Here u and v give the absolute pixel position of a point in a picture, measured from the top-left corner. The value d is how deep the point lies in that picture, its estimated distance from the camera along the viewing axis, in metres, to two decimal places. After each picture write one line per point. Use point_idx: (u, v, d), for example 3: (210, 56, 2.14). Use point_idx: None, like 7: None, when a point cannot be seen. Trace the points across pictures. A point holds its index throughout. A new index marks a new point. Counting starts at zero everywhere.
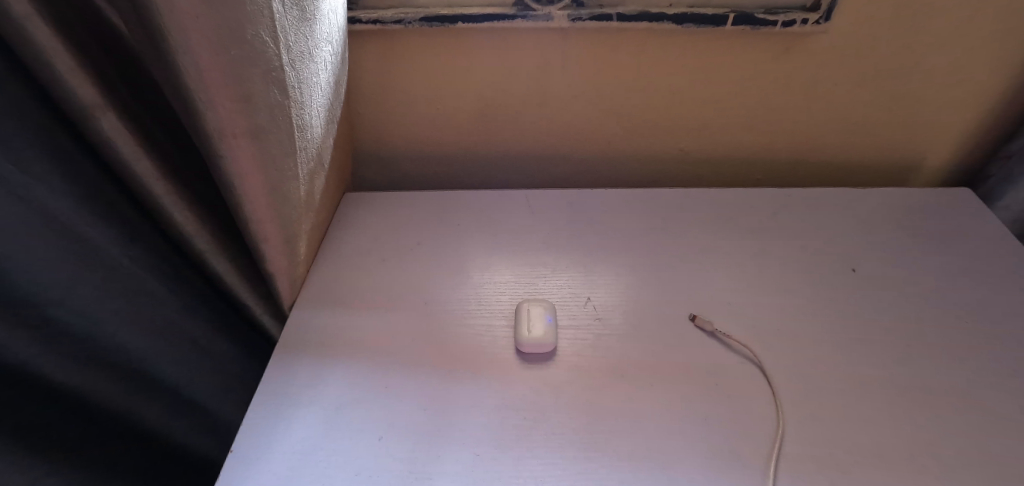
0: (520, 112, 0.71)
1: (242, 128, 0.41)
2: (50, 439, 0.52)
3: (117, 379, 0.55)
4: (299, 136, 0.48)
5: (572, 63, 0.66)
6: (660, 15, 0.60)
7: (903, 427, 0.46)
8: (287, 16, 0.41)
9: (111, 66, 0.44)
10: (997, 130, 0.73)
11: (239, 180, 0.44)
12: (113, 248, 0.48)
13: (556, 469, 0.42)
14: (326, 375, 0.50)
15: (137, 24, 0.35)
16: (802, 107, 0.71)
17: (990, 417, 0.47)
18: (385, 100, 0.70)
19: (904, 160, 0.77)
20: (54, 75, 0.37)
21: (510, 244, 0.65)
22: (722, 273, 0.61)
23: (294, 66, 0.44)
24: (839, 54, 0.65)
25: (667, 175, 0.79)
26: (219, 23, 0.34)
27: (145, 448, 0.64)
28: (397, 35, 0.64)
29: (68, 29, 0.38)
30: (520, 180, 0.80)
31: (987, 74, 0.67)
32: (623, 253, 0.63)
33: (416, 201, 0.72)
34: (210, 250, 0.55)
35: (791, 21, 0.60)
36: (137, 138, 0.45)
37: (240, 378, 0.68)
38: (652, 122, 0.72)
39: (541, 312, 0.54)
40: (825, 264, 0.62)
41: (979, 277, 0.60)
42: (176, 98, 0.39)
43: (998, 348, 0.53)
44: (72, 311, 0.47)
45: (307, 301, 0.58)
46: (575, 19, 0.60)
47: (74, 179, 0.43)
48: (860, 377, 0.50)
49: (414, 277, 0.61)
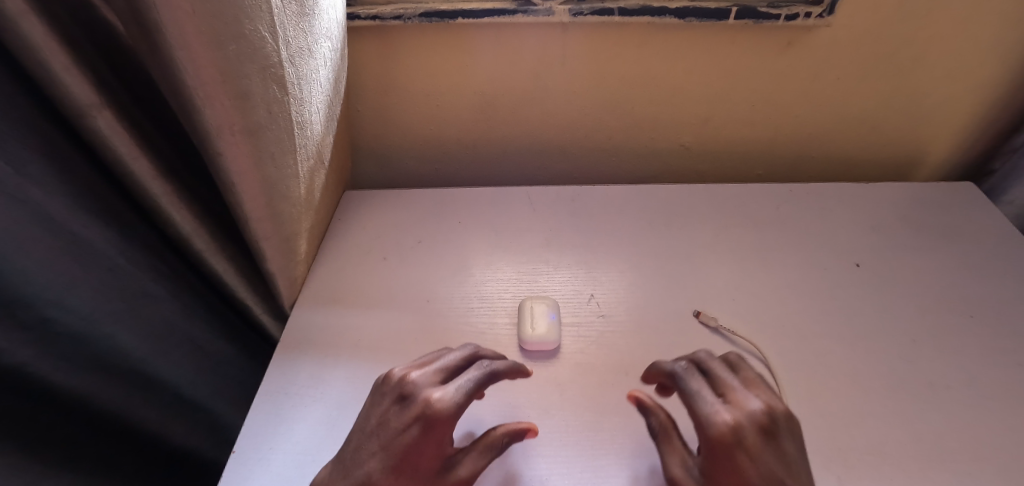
0: (521, 109, 0.71)
1: (239, 125, 0.40)
2: (45, 440, 0.51)
3: (116, 382, 0.54)
4: (299, 134, 0.48)
5: (573, 58, 0.65)
6: (662, 9, 0.59)
7: (910, 422, 0.46)
8: (285, 11, 0.40)
9: (106, 64, 0.43)
10: (1000, 124, 0.73)
11: (238, 178, 0.43)
12: (109, 249, 0.48)
13: (562, 468, 0.42)
14: (328, 374, 0.50)
15: (133, 20, 0.34)
16: (804, 102, 0.70)
17: (996, 412, 0.47)
18: (385, 97, 0.70)
19: (906, 155, 0.77)
20: (47, 74, 0.36)
21: (512, 240, 0.64)
22: (725, 268, 0.61)
23: (293, 62, 0.43)
24: (842, 49, 0.65)
25: (669, 170, 0.79)
26: (214, 18, 0.34)
27: (142, 451, 0.63)
28: (396, 31, 0.63)
29: (62, 26, 0.37)
30: (521, 177, 0.80)
31: (992, 67, 0.66)
32: (625, 249, 0.63)
33: (416, 198, 0.71)
34: (209, 250, 0.55)
35: (793, 15, 0.60)
36: (134, 138, 0.44)
37: (238, 378, 0.68)
38: (653, 118, 0.72)
39: (544, 309, 0.53)
40: (829, 259, 0.62)
41: (984, 272, 0.60)
42: (173, 96, 0.39)
43: (1004, 341, 0.53)
44: (69, 313, 0.46)
45: (308, 301, 0.57)
46: (576, 14, 0.60)
47: (68, 179, 0.43)
48: (865, 372, 0.50)
49: (415, 274, 0.60)
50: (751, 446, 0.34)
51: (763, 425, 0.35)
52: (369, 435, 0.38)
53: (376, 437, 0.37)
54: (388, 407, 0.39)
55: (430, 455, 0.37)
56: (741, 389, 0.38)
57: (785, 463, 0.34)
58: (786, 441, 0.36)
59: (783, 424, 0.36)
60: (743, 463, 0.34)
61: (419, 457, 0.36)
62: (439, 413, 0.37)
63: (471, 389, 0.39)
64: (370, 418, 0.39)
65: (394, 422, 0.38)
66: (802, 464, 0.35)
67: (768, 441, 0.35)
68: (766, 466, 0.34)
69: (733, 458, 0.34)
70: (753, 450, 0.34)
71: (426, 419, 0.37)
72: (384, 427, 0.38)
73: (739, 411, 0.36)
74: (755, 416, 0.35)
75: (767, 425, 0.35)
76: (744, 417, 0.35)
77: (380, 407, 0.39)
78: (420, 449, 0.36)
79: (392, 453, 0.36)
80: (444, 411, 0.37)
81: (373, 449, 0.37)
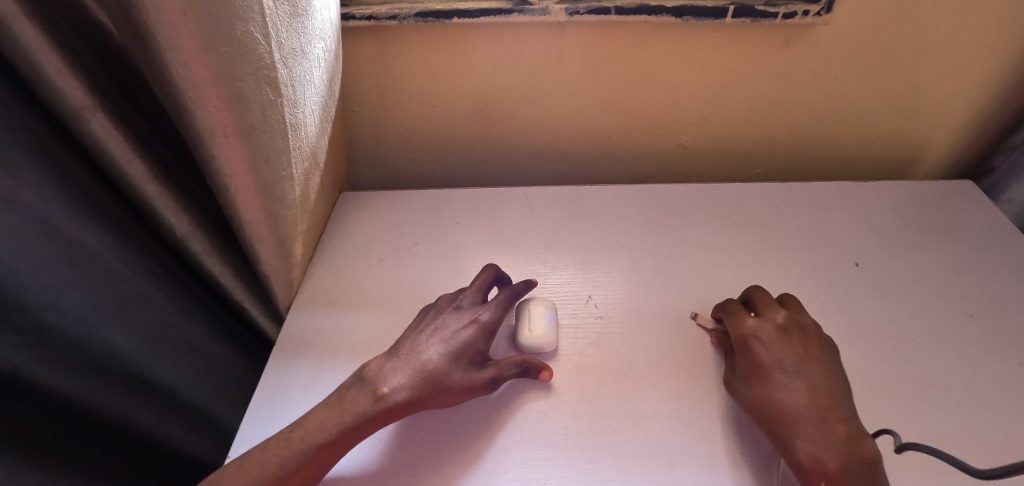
0: (518, 109, 0.71)
1: (233, 126, 0.40)
2: (42, 444, 0.51)
3: (113, 385, 0.54)
4: (293, 135, 0.47)
5: (570, 58, 0.65)
6: (659, 9, 0.59)
7: (909, 423, 0.46)
8: (277, 12, 0.40)
9: (100, 65, 0.42)
10: (1000, 123, 0.72)
11: (232, 180, 0.43)
12: (106, 252, 0.47)
13: (560, 470, 0.42)
14: (325, 377, 0.49)
15: (125, 21, 0.34)
16: (802, 100, 0.70)
17: (996, 413, 0.46)
18: (381, 98, 0.69)
19: (904, 154, 0.77)
20: (39, 74, 0.36)
21: (509, 241, 0.64)
22: (723, 268, 0.60)
23: (286, 63, 0.43)
24: (840, 47, 0.64)
25: (667, 170, 0.79)
26: (205, 18, 0.33)
27: (140, 455, 0.62)
28: (391, 31, 0.63)
29: (53, 27, 0.37)
30: (519, 177, 0.80)
31: (991, 65, 0.66)
32: (623, 249, 0.63)
33: (412, 199, 0.71)
34: (205, 252, 0.55)
35: (791, 13, 0.59)
36: (128, 139, 0.44)
37: (237, 380, 0.68)
38: (650, 117, 0.72)
39: (543, 311, 0.52)
40: (828, 258, 0.62)
41: (984, 271, 0.60)
42: (166, 97, 0.38)
43: (1003, 340, 0.52)
44: (64, 317, 0.46)
45: (304, 303, 0.57)
46: (573, 13, 0.59)
47: (63, 182, 0.42)
48: (865, 372, 0.50)
49: (411, 276, 0.60)
50: (766, 338, 0.46)
51: (781, 326, 0.47)
52: (429, 331, 0.48)
53: (437, 331, 0.48)
54: (444, 314, 0.49)
55: (478, 347, 0.47)
56: (776, 306, 0.49)
57: (796, 351, 0.45)
58: (809, 342, 0.46)
59: (805, 331, 0.47)
60: (757, 348, 0.46)
61: (470, 347, 0.46)
62: (488, 317, 0.49)
63: (506, 302, 0.50)
64: (428, 321, 0.49)
65: (452, 323, 0.48)
66: (819, 356, 0.45)
67: (784, 336, 0.46)
68: (777, 350, 0.45)
69: (750, 344, 0.46)
70: (768, 339, 0.46)
71: (477, 321, 0.48)
72: (442, 326, 0.48)
73: (764, 318, 0.48)
74: (774, 321, 0.47)
75: (786, 327, 0.47)
76: (766, 321, 0.48)
77: (436, 314, 0.50)
78: (471, 341, 0.47)
79: (452, 342, 0.47)
80: (490, 315, 0.49)
81: (435, 339, 0.47)
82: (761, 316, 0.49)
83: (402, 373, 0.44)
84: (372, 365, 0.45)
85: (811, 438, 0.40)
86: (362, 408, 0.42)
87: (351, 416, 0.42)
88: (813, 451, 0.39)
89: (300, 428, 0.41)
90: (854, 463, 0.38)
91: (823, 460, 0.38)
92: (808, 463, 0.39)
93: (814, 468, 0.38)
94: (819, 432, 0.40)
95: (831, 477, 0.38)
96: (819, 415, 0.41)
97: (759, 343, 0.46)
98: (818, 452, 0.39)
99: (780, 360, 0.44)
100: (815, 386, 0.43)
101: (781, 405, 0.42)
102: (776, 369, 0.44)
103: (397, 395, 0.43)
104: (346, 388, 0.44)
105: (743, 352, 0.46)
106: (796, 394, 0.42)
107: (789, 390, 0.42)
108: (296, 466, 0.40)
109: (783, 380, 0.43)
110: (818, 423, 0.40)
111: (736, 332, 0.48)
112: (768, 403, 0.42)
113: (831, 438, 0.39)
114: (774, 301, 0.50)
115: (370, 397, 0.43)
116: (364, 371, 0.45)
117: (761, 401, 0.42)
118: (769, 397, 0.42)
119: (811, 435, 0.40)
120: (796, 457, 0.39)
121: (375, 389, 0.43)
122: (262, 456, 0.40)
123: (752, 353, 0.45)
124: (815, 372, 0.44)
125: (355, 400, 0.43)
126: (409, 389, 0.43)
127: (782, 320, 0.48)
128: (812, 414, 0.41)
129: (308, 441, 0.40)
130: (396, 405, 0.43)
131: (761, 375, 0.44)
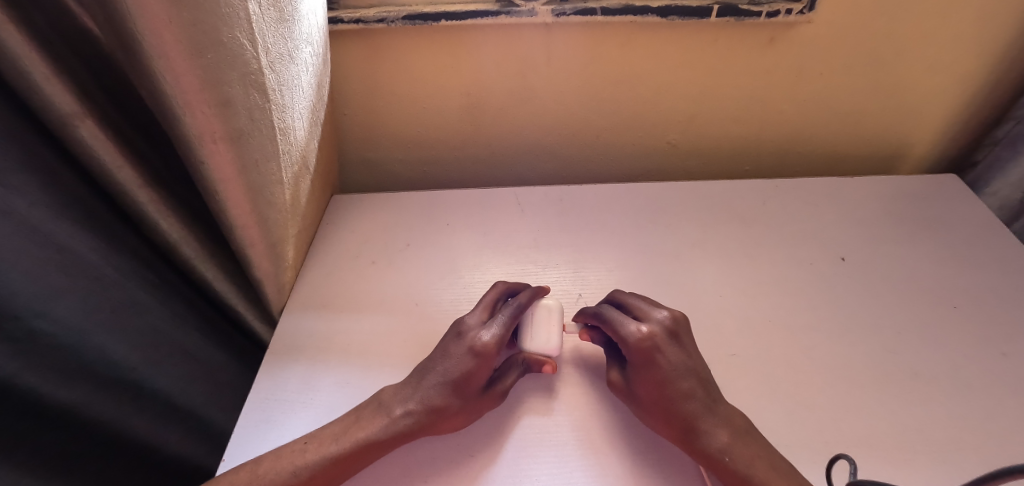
0: (507, 110, 0.71)
1: (222, 131, 0.40)
2: (35, 454, 0.50)
3: (107, 392, 0.53)
4: (282, 140, 0.48)
5: (558, 57, 0.65)
6: (645, 9, 0.59)
7: (893, 415, 0.46)
8: (264, 17, 0.40)
9: (87, 71, 0.42)
10: (983, 116, 0.73)
11: (221, 184, 0.43)
12: (96, 259, 0.47)
13: (555, 468, 0.43)
14: (317, 380, 0.50)
15: (110, 26, 0.34)
16: (788, 97, 0.71)
17: (978, 402, 0.47)
18: (371, 99, 0.70)
19: (889, 149, 0.78)
20: (26, 83, 0.36)
21: (499, 241, 0.64)
22: (712, 266, 0.61)
23: (273, 67, 0.43)
24: (824, 44, 0.65)
25: (656, 168, 0.79)
26: (191, 25, 0.33)
27: (132, 462, 0.62)
28: (379, 34, 0.63)
29: (39, 33, 0.37)
30: (509, 177, 0.80)
31: (973, 60, 0.67)
32: (612, 247, 0.63)
33: (404, 202, 0.71)
34: (199, 258, 0.55)
35: (775, 12, 0.60)
36: (117, 145, 0.44)
37: (230, 384, 0.67)
38: (638, 116, 0.72)
39: (547, 316, 0.51)
40: (816, 253, 0.62)
41: (968, 265, 0.60)
42: (154, 103, 0.38)
43: (986, 330, 0.53)
44: (58, 325, 0.46)
45: (297, 306, 0.57)
46: (560, 14, 0.60)
47: (52, 190, 0.42)
48: (852, 364, 0.50)
49: (404, 278, 0.60)
50: (663, 343, 0.46)
51: (669, 329, 0.47)
52: (436, 358, 0.47)
53: (443, 360, 0.46)
54: (449, 340, 0.48)
55: (479, 374, 0.45)
56: (653, 308, 0.49)
57: (684, 352, 0.46)
58: (686, 339, 0.48)
59: (682, 330, 0.48)
60: (656, 355, 0.45)
61: (472, 372, 0.45)
62: (488, 344, 0.46)
63: (509, 322, 0.48)
64: (437, 348, 0.48)
65: (454, 348, 0.47)
66: (697, 352, 0.47)
67: (673, 338, 0.47)
68: (671, 354, 0.45)
69: (647, 351, 0.45)
70: (662, 343, 0.46)
71: (477, 346, 0.46)
72: (445, 354, 0.47)
73: (652, 322, 0.47)
74: (661, 324, 0.47)
75: (671, 328, 0.47)
76: (653, 324, 0.47)
77: (444, 340, 0.48)
78: (473, 367, 0.45)
79: (454, 369, 0.45)
80: (492, 338, 0.47)
81: (440, 367, 0.46)
82: (648, 319, 0.48)
83: (412, 398, 0.44)
84: (388, 389, 0.46)
85: (710, 425, 0.42)
86: (375, 427, 0.43)
87: (365, 434, 0.42)
88: (718, 438, 0.41)
89: (314, 439, 0.42)
90: (742, 434, 0.41)
91: (724, 445, 0.41)
92: (715, 451, 0.41)
93: (720, 456, 0.40)
94: (712, 417, 0.42)
95: (733, 456, 0.40)
96: (709, 404, 0.43)
97: (656, 348, 0.45)
98: (718, 436, 0.41)
99: (676, 363, 0.45)
100: (701, 379, 0.45)
101: (682, 404, 0.43)
102: (674, 372, 0.44)
103: (408, 418, 0.43)
104: (361, 409, 0.45)
105: (643, 359, 0.45)
106: (690, 391, 0.43)
107: (687, 389, 0.43)
108: (310, 476, 0.40)
109: (680, 381, 0.44)
110: (711, 411, 0.43)
111: (632, 339, 0.46)
112: (670, 403, 0.43)
113: (723, 420, 0.42)
114: (649, 303, 0.50)
115: (384, 419, 0.43)
116: (380, 394, 0.46)
117: (664, 402, 0.43)
118: (670, 398, 0.43)
119: (711, 423, 0.42)
120: (702, 448, 0.41)
121: (388, 412, 0.44)
122: (275, 462, 0.41)
123: (651, 358, 0.45)
124: (699, 368, 0.45)
125: (369, 420, 0.43)
126: (417, 413, 0.43)
127: (668, 321, 0.48)
128: (704, 405, 0.43)
129: (322, 453, 0.41)
130: (408, 428, 0.43)
131: (661, 382, 0.44)
